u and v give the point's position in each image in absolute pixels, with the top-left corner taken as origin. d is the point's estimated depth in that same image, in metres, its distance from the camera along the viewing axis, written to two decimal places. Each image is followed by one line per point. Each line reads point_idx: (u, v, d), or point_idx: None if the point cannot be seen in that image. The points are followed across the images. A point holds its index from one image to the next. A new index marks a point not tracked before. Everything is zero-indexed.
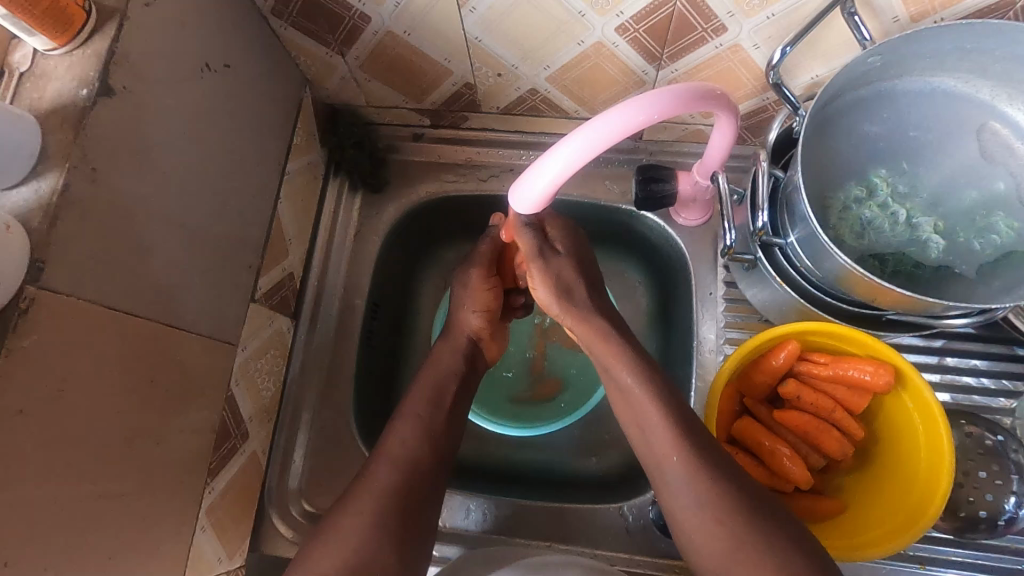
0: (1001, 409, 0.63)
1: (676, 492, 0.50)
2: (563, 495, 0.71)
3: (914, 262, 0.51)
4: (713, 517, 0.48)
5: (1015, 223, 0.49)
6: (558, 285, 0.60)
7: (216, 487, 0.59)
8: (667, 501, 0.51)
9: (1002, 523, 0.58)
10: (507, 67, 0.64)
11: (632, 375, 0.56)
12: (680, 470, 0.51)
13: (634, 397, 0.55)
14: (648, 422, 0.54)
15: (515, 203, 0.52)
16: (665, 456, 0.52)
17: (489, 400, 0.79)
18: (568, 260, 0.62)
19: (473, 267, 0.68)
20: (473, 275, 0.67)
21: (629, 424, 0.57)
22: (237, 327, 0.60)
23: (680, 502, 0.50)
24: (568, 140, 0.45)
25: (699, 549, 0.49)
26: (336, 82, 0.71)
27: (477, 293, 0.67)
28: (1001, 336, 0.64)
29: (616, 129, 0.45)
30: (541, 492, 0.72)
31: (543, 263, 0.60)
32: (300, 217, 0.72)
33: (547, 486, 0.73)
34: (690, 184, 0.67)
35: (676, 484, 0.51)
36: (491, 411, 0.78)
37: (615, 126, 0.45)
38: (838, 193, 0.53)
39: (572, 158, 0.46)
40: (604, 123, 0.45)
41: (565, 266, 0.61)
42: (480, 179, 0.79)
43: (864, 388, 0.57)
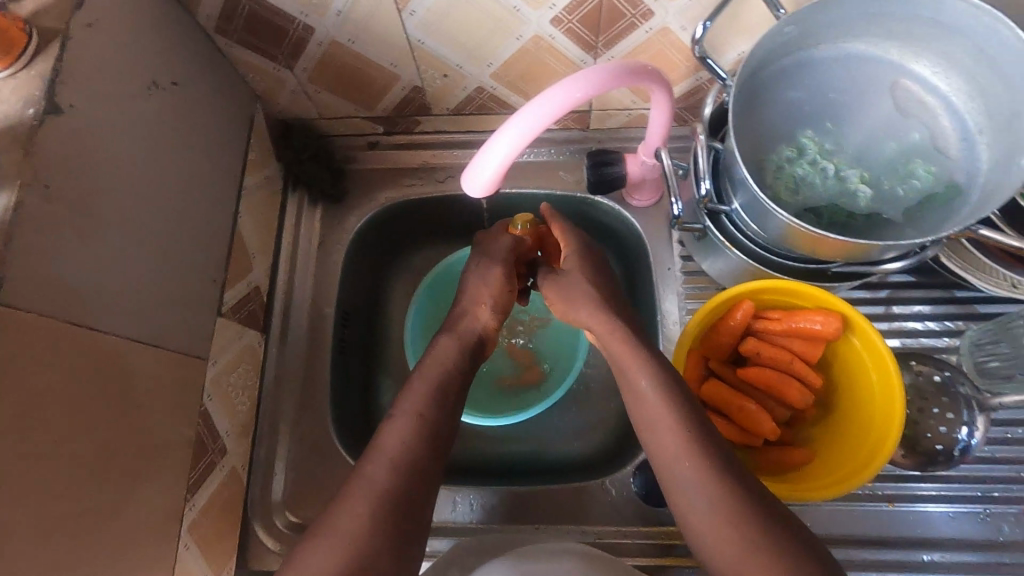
0: (947, 348, 0.67)
1: None
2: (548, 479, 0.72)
3: (847, 213, 0.54)
4: (712, 498, 0.48)
5: (932, 169, 0.53)
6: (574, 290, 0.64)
7: (198, 504, 0.58)
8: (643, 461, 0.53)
9: (958, 454, 0.61)
10: (452, 67, 0.66)
11: None
12: None
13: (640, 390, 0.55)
14: (646, 407, 0.55)
15: (467, 187, 0.53)
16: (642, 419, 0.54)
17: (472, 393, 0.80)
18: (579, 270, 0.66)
19: (495, 265, 0.69)
20: (494, 273, 0.69)
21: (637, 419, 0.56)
22: (207, 341, 0.60)
23: (682, 478, 0.51)
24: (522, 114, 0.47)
25: (678, 503, 0.51)
26: (287, 97, 0.72)
27: (494, 288, 0.68)
28: (940, 281, 0.68)
29: (563, 104, 0.47)
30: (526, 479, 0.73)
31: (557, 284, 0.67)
32: (262, 231, 0.72)
33: (533, 473, 0.74)
34: (639, 165, 0.69)
35: (674, 461, 0.51)
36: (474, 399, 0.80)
37: (562, 102, 0.47)
38: (772, 155, 0.56)
39: (517, 139, 0.49)
40: (554, 99, 0.47)
41: (576, 275, 0.65)
42: (438, 180, 0.81)
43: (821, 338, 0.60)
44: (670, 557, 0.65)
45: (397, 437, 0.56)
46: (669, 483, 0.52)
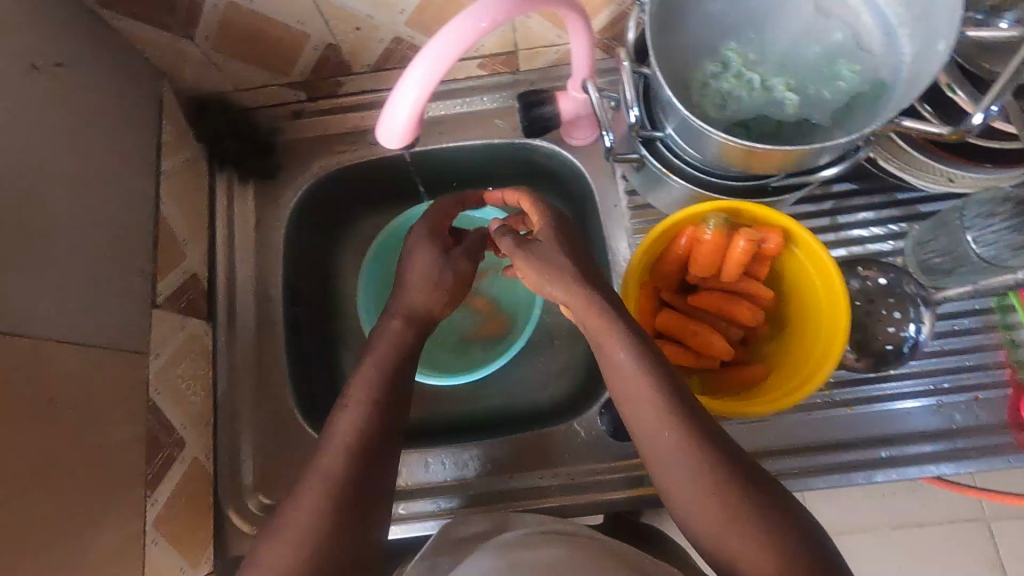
0: (893, 251, 0.68)
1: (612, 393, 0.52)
2: (514, 428, 0.73)
3: (775, 122, 0.53)
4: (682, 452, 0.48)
5: (857, 67, 0.52)
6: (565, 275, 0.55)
7: (161, 498, 0.57)
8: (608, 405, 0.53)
9: (908, 350, 0.63)
10: (362, 18, 0.63)
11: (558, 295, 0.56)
12: (615, 372, 0.52)
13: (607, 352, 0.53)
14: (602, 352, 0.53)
15: (383, 139, 0.50)
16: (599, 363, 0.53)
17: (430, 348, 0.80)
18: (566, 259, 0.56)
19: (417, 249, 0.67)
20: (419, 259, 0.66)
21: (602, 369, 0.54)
22: (143, 335, 0.58)
23: (652, 433, 0.50)
24: (429, 46, 0.44)
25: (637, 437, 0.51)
26: (195, 70, 0.68)
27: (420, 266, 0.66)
28: (882, 185, 0.69)
29: (471, 31, 0.44)
30: (494, 431, 0.74)
31: (528, 258, 0.58)
32: (191, 216, 0.69)
33: (503, 425, 0.75)
34: (571, 102, 0.67)
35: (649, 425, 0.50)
36: (430, 360, 0.79)
37: (469, 28, 0.44)
38: (696, 72, 0.54)
39: (426, 80, 0.46)
40: (460, 25, 0.44)
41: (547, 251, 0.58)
42: (371, 143, 0.78)
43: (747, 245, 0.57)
44: (640, 487, 0.66)
45: (344, 428, 0.53)
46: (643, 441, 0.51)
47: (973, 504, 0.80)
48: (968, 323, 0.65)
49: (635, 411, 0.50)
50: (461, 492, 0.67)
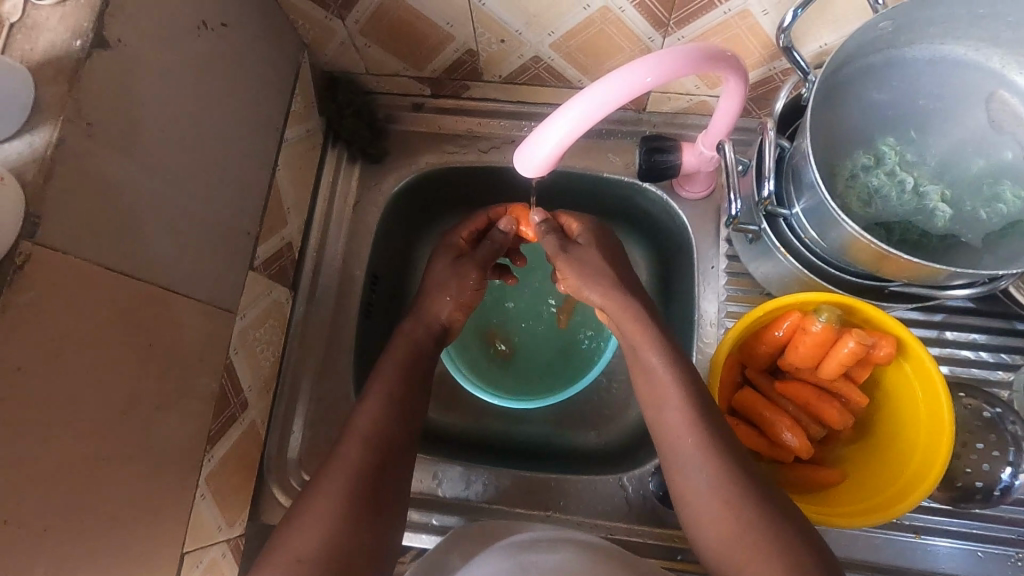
0: (999, 382, 0.64)
1: (683, 473, 0.50)
2: (551, 466, 0.72)
3: (921, 231, 0.50)
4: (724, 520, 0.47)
5: (1021, 192, 0.49)
6: (583, 269, 0.61)
7: (216, 456, 0.58)
8: (675, 480, 0.51)
9: (998, 493, 0.58)
10: (511, 33, 0.63)
11: (644, 359, 0.55)
12: (693, 454, 0.50)
13: (657, 379, 0.55)
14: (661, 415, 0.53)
15: (520, 166, 0.50)
16: (675, 434, 0.52)
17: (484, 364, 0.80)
18: (592, 248, 0.63)
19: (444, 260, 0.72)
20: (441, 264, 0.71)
21: (647, 403, 0.56)
22: (236, 294, 0.59)
23: (689, 480, 0.50)
24: (592, 90, 0.44)
25: (695, 520, 0.49)
26: (335, 49, 0.69)
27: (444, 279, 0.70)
28: (1001, 310, 0.64)
29: (637, 86, 0.44)
30: (532, 462, 0.72)
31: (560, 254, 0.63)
32: (299, 186, 0.71)
33: (541, 457, 0.74)
34: (696, 156, 0.65)
35: (688, 467, 0.50)
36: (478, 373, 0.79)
37: (637, 83, 0.44)
38: (845, 160, 0.52)
39: (576, 123, 0.46)
40: (628, 78, 0.44)
41: (588, 252, 0.62)
42: (481, 150, 0.78)
43: (851, 348, 0.54)
44: (677, 559, 0.64)
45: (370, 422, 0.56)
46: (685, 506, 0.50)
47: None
48: None
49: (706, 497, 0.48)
50: (496, 515, 0.66)
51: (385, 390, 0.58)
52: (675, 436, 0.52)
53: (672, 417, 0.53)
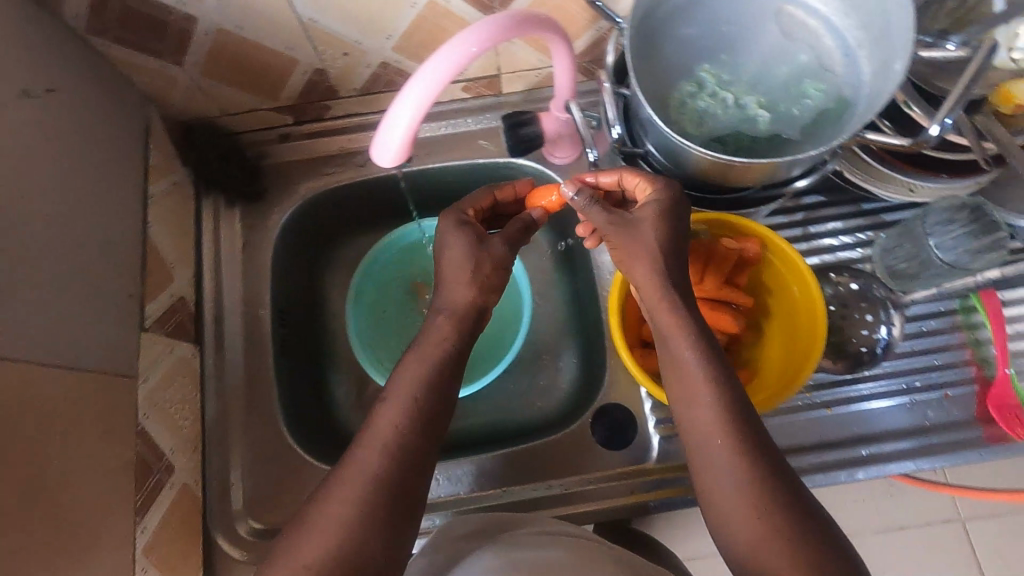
0: (862, 258, 0.71)
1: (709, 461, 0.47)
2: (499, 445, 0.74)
3: (750, 137, 0.56)
4: (743, 495, 0.45)
5: (822, 87, 0.56)
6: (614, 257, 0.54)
7: (151, 525, 0.56)
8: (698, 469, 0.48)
9: (880, 351, 0.67)
10: (351, 44, 0.64)
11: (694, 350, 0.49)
12: (725, 454, 0.47)
13: (691, 374, 0.49)
14: (687, 381, 0.49)
15: (378, 158, 0.50)
16: (705, 431, 0.48)
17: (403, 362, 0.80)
18: (650, 222, 0.52)
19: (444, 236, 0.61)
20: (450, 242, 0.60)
21: (674, 395, 0.51)
22: (132, 358, 0.57)
23: (715, 475, 0.47)
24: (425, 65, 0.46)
25: (718, 500, 0.47)
26: (182, 96, 0.69)
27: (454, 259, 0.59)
28: (848, 198, 0.72)
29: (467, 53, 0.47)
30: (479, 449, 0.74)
31: (609, 224, 0.53)
32: (178, 239, 0.69)
33: (488, 442, 0.76)
34: (554, 122, 0.70)
35: (717, 465, 0.47)
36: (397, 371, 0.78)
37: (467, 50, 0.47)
38: (674, 91, 0.57)
39: (417, 105, 0.48)
40: (456, 48, 0.47)
41: (648, 229, 0.52)
42: (357, 164, 0.79)
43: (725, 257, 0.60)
44: (630, 496, 0.67)
45: None
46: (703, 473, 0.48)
47: (953, 504, 0.91)
48: (934, 324, 0.69)
49: (733, 498, 0.46)
50: (468, 506, 0.68)
51: (366, 443, 0.50)
52: (707, 414, 0.48)
53: (703, 412, 0.48)
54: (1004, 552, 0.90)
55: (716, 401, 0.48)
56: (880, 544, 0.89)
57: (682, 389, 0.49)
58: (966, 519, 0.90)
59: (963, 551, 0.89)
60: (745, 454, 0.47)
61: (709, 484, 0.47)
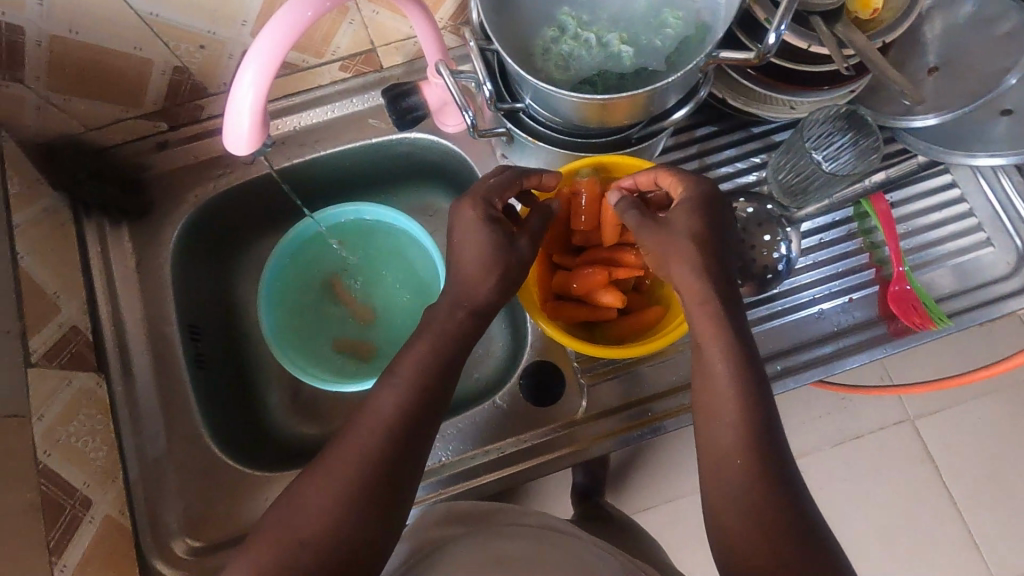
0: (758, 181, 0.73)
1: (712, 432, 0.48)
2: None
3: (618, 75, 0.56)
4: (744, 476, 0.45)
5: (679, 14, 0.56)
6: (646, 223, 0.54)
7: (72, 562, 0.54)
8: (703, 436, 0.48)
9: (784, 269, 0.68)
10: (204, 35, 0.61)
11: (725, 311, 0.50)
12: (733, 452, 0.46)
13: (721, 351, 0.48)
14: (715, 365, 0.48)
15: (232, 148, 0.48)
16: (709, 405, 0.48)
17: (315, 348, 0.78)
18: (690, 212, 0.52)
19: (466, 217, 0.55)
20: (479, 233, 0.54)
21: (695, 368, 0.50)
22: (19, 396, 0.54)
23: (717, 443, 0.47)
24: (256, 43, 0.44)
25: (710, 472, 0.47)
26: (34, 116, 0.64)
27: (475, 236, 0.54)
28: (737, 124, 0.74)
29: (298, 22, 0.45)
30: None
31: (643, 232, 0.54)
32: (59, 267, 0.65)
33: None
34: (435, 89, 0.68)
35: (721, 440, 0.47)
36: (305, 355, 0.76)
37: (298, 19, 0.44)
38: (536, 39, 0.56)
39: (259, 80, 0.45)
40: (285, 19, 0.44)
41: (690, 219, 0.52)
42: (246, 162, 0.76)
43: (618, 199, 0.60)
44: (567, 447, 0.67)
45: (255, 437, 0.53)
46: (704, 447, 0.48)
47: (902, 406, 0.95)
48: (834, 234, 0.71)
49: (728, 469, 0.46)
50: (450, 470, 0.67)
51: (363, 429, 0.47)
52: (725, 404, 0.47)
53: (721, 386, 0.48)
54: (949, 441, 0.95)
55: (738, 370, 0.47)
56: (837, 455, 0.94)
57: (707, 365, 0.49)
58: (915, 418, 0.95)
59: (913, 448, 0.94)
60: (727, 395, 0.47)
61: (706, 422, 0.48)
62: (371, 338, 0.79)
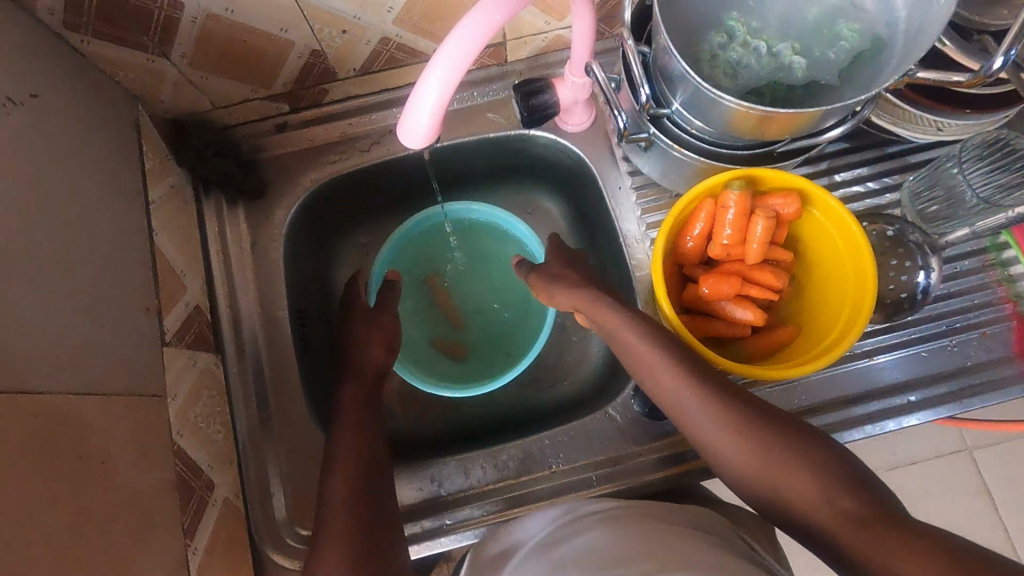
0: (890, 204, 0.70)
1: (691, 420, 0.54)
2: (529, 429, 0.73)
3: (786, 87, 0.54)
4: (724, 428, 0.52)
5: (856, 25, 0.53)
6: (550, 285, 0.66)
7: (200, 545, 0.54)
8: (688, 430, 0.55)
9: (920, 297, 0.65)
10: (349, 20, 0.60)
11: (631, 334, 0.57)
12: (696, 404, 0.54)
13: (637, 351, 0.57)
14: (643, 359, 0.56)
15: (405, 140, 0.47)
16: (674, 395, 0.55)
17: (412, 350, 0.80)
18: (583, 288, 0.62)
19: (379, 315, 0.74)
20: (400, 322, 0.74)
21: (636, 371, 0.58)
22: (158, 375, 0.54)
23: (698, 426, 0.54)
24: (453, 38, 0.43)
25: (714, 449, 0.53)
26: (170, 92, 0.64)
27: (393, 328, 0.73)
28: (872, 141, 0.70)
29: (496, 19, 0.43)
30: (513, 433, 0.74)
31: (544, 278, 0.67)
32: (185, 246, 0.65)
33: (518, 428, 0.74)
34: (569, 88, 0.66)
35: (695, 416, 0.54)
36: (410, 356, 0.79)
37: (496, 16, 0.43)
38: (703, 44, 0.55)
39: (447, 80, 0.44)
40: (483, 15, 0.43)
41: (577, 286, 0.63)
42: (362, 150, 0.75)
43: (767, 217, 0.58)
44: (681, 464, 0.66)
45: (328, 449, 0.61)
46: (688, 429, 0.55)
47: (960, 436, 0.92)
48: (967, 265, 0.68)
49: (720, 439, 0.53)
50: (515, 492, 0.66)
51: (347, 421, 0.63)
52: (669, 383, 0.55)
53: (664, 379, 0.56)
54: (1007, 476, 0.91)
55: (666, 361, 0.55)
56: (894, 480, 0.91)
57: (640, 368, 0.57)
58: (972, 448, 0.92)
59: (982, 481, 0.91)
60: (675, 373, 0.55)
61: (680, 410, 0.55)
62: (466, 341, 0.81)
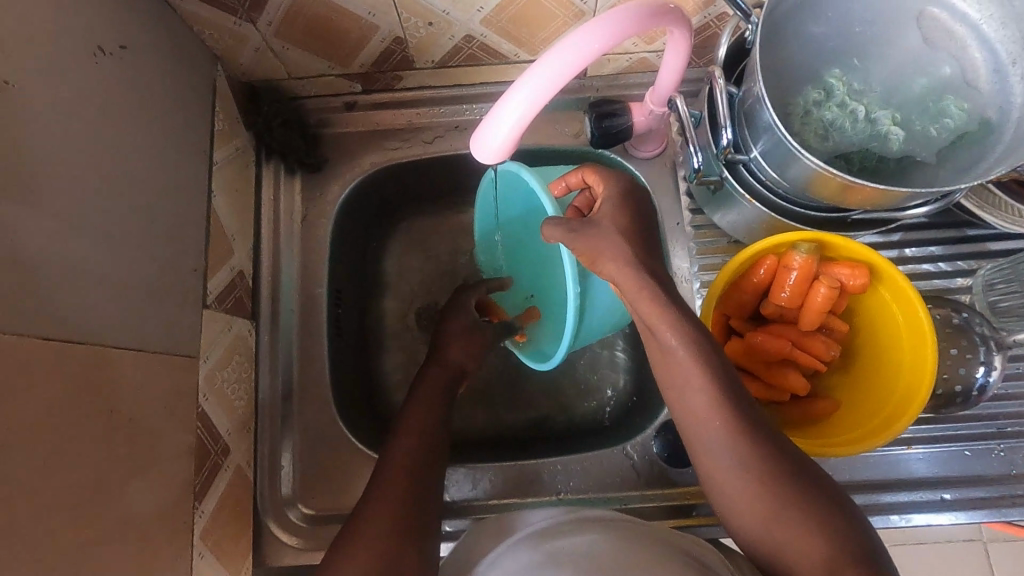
0: (960, 288, 0.67)
1: (707, 451, 0.46)
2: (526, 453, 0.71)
3: (878, 157, 0.51)
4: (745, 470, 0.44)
5: (965, 104, 0.50)
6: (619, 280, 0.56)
7: (207, 509, 0.55)
8: (698, 458, 0.47)
9: (975, 393, 0.62)
10: (438, 14, 0.59)
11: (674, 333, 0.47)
12: (722, 434, 0.45)
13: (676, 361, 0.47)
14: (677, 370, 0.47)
15: (477, 153, 0.47)
16: (699, 420, 0.46)
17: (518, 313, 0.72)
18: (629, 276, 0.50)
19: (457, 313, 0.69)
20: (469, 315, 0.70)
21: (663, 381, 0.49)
22: (194, 337, 0.55)
23: (714, 459, 0.45)
24: (547, 61, 0.42)
25: (726, 487, 0.45)
26: (251, 57, 0.64)
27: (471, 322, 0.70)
28: (952, 221, 0.67)
29: (594, 51, 0.42)
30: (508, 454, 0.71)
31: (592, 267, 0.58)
32: (239, 209, 0.66)
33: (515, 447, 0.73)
34: (645, 115, 0.65)
35: (712, 446, 0.45)
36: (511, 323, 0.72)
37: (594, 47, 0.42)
38: (797, 98, 0.52)
39: (558, 74, 0.42)
40: (583, 43, 0.42)
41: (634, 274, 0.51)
42: (425, 141, 0.74)
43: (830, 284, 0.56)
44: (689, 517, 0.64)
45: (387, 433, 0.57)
46: (701, 459, 0.46)
47: None
48: None
49: (733, 479, 0.44)
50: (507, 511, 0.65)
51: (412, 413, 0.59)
52: (699, 404, 0.46)
53: (695, 399, 0.46)
54: None
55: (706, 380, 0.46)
56: None
57: (671, 379, 0.47)
58: None
59: None
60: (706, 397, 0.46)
61: (695, 431, 0.46)
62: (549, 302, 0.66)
